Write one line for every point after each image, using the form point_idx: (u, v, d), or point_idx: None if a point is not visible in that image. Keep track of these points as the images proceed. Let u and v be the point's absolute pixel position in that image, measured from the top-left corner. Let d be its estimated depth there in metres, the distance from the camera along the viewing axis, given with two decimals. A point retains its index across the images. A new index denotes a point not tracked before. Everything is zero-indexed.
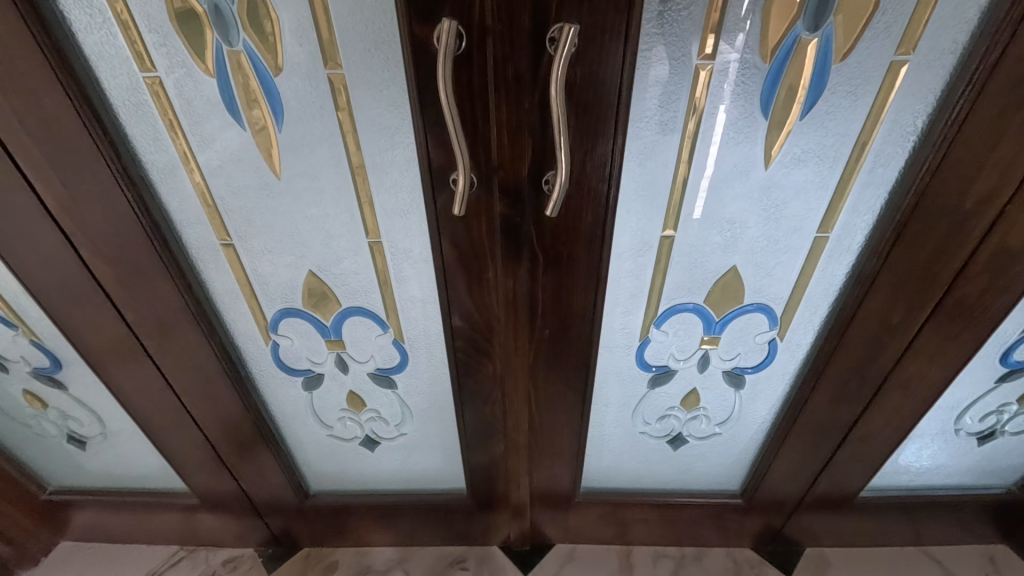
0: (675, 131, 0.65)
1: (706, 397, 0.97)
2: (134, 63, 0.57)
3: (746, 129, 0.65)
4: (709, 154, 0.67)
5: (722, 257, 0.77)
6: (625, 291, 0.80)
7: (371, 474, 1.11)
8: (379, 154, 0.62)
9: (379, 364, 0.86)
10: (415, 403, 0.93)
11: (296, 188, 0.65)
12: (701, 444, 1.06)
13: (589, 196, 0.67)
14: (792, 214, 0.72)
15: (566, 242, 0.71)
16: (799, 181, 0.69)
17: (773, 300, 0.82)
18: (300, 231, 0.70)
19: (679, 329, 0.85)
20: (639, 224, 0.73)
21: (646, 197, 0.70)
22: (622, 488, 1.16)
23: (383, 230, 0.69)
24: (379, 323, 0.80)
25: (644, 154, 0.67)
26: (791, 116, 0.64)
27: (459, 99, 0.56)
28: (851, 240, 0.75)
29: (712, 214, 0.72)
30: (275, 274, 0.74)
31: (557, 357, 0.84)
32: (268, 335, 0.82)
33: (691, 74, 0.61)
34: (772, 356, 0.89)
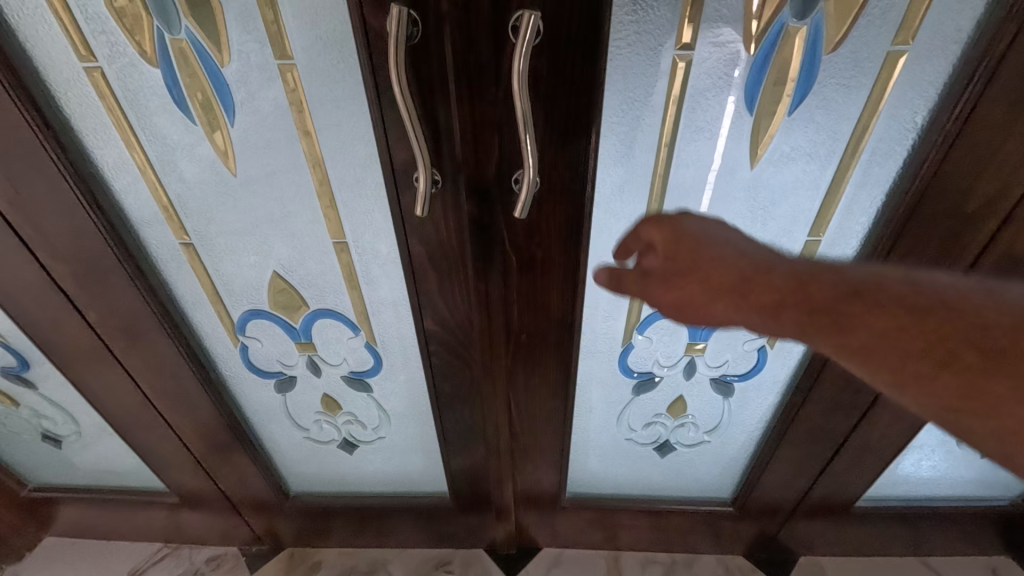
0: (654, 129, 0.61)
1: (693, 405, 0.94)
2: (72, 51, 0.53)
3: (730, 125, 0.61)
4: (690, 153, 0.63)
5: None
6: (606, 295, 0.76)
7: (352, 476, 1.08)
8: (338, 151, 0.59)
9: (352, 367, 0.83)
10: (391, 407, 0.90)
11: (253, 186, 0.62)
12: (690, 452, 1.03)
13: (564, 196, 0.63)
14: (782, 214, 0.68)
15: (541, 245, 0.67)
16: (788, 181, 0.65)
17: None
18: (261, 232, 0.67)
19: (663, 335, 0.82)
20: (618, 225, 0.69)
21: (625, 197, 0.66)
22: (609, 493, 1.13)
23: (348, 230, 0.66)
24: (350, 326, 0.77)
25: (621, 153, 0.63)
26: (779, 112, 0.60)
27: (418, 94, 0.53)
28: (846, 244, 0.70)
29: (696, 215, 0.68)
30: (238, 274, 0.71)
31: (535, 363, 0.81)
32: (236, 337, 0.79)
33: (668, 66, 0.57)
34: (762, 363, 0.86)
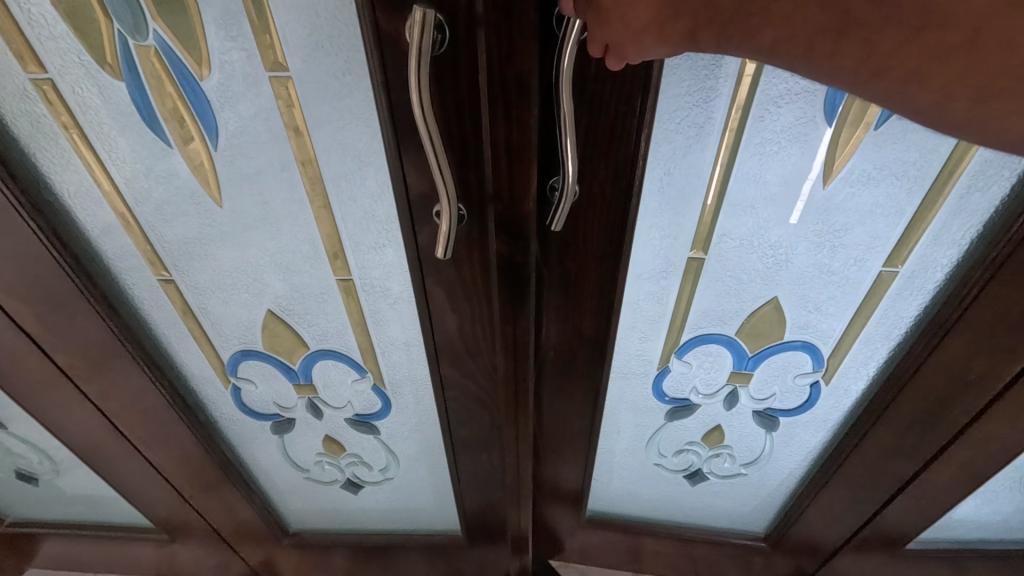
0: (711, 140, 0.53)
1: (730, 436, 0.86)
2: (15, 61, 0.43)
3: (803, 137, 0.52)
4: (757, 168, 0.55)
5: (761, 286, 0.65)
6: (643, 316, 0.68)
7: (358, 514, 1.00)
8: (344, 180, 0.49)
9: (357, 410, 0.74)
10: (402, 449, 0.82)
11: (242, 217, 0.53)
12: (723, 483, 0.96)
13: (603, 212, 0.54)
14: (853, 241, 0.60)
15: (571, 265, 0.58)
16: (867, 204, 0.57)
17: (818, 338, 0.70)
18: (254, 266, 0.57)
19: (704, 362, 0.74)
20: (662, 242, 0.61)
21: (673, 211, 0.58)
22: (635, 516, 1.06)
23: (354, 266, 0.57)
24: (355, 367, 0.68)
25: (678, 166, 0.55)
26: (865, 121, 0.51)
27: (445, 115, 0.43)
28: (925, 277, 0.62)
29: (751, 236, 0.60)
30: (227, 312, 0.62)
31: (562, 390, 0.73)
32: (227, 379, 0.70)
33: (736, 66, 0.48)
34: (813, 401, 0.78)
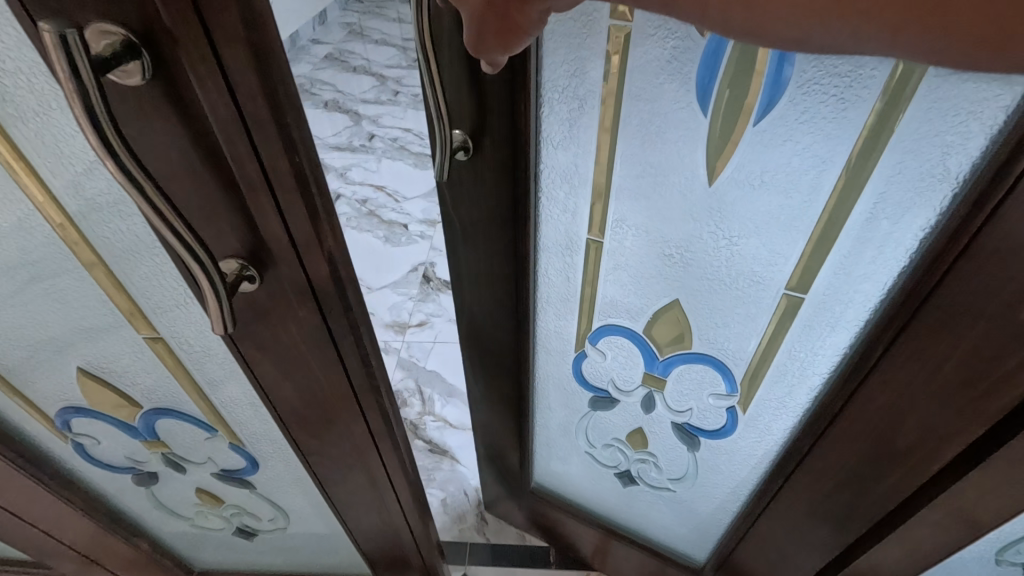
0: (592, 118, 0.60)
1: (654, 443, 0.94)
2: None
3: (683, 142, 0.58)
4: (641, 154, 0.61)
5: (665, 284, 0.71)
6: (555, 292, 0.80)
7: (264, 556, 0.92)
8: (115, 230, 0.40)
9: (222, 466, 0.65)
10: (286, 501, 0.73)
11: (11, 268, 0.44)
12: (654, 492, 1.03)
13: (500, 168, 0.66)
14: (745, 252, 0.63)
15: (484, 216, 0.72)
16: (749, 215, 0.60)
17: (730, 358, 0.74)
18: (45, 322, 0.48)
19: (618, 355, 0.83)
20: (563, 216, 0.71)
21: (568, 187, 0.68)
22: (584, 503, 1.16)
23: (160, 325, 0.47)
24: (203, 426, 0.59)
25: (568, 139, 0.63)
26: (742, 119, 0.54)
27: (195, 156, 0.33)
28: (840, 310, 0.62)
29: (646, 230, 0.67)
30: (34, 369, 0.53)
31: (490, 324, 0.87)
32: (64, 435, 0.61)
33: (602, 48, 0.55)
34: (732, 425, 0.82)
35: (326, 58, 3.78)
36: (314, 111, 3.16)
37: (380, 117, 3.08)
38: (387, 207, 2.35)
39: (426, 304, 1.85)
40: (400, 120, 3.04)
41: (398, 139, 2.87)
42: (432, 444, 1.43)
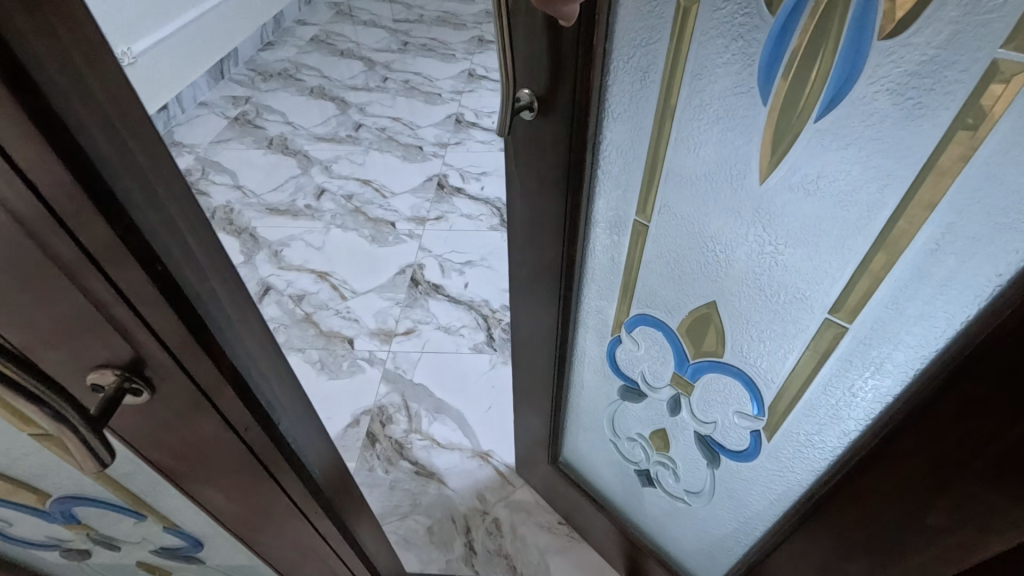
0: (653, 90, 0.59)
1: (676, 448, 0.89)
2: None
3: (740, 127, 0.55)
4: (695, 138, 0.59)
5: (705, 282, 0.67)
6: (601, 271, 0.80)
7: None
8: None
9: (161, 544, 0.58)
10: (234, 565, 0.67)
11: None
12: (671, 501, 0.98)
13: (557, 132, 0.66)
14: (794, 258, 0.58)
15: (540, 181, 0.73)
16: (801, 218, 0.55)
17: (761, 375, 0.69)
18: None
19: (650, 347, 0.81)
20: (615, 190, 0.70)
21: (623, 163, 0.67)
22: (604, 493, 1.13)
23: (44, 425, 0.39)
24: (132, 512, 0.51)
25: (628, 111, 0.63)
26: (803, 111, 0.49)
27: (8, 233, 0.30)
28: (885, 350, 0.54)
29: (692, 219, 0.64)
30: None
31: (534, 288, 0.88)
32: None
33: (672, 9, 0.53)
34: (756, 453, 0.76)
35: (313, 41, 3.61)
36: (298, 99, 3.02)
37: (368, 105, 2.94)
38: (375, 204, 2.24)
39: (414, 310, 1.76)
40: (390, 109, 2.91)
41: (387, 129, 2.73)
42: (419, 466, 1.35)
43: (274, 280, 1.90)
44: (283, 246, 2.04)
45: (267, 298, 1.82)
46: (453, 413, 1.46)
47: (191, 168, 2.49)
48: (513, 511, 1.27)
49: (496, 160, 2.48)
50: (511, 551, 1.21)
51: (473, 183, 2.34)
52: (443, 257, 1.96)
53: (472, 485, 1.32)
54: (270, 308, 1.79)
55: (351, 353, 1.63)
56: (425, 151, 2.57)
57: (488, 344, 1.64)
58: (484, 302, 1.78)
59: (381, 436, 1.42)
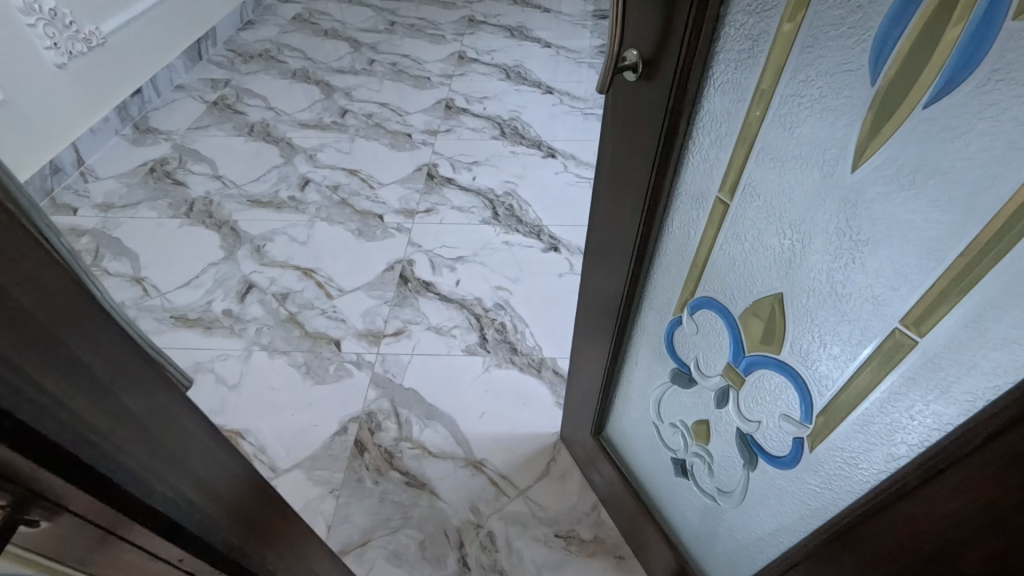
0: (759, 60, 0.55)
1: (715, 443, 0.86)
2: None
3: (841, 107, 0.50)
4: (792, 116, 0.55)
5: (777, 271, 0.64)
6: (675, 248, 0.78)
7: None
8: None
9: None
10: None
11: None
12: (699, 495, 0.95)
13: (653, 94, 0.65)
14: (876, 260, 0.52)
15: (630, 142, 0.73)
16: (889, 215, 0.50)
17: (813, 379, 0.64)
18: None
19: (706, 332, 0.77)
20: (702, 165, 0.68)
21: (714, 137, 0.64)
22: (638, 475, 1.12)
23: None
24: None
25: (731, 82, 0.59)
26: (910, 96, 0.44)
27: None
28: (955, 374, 0.49)
29: (774, 201, 0.60)
30: None
31: (607, 252, 0.89)
32: None
33: None
34: (794, 463, 0.71)
35: (295, 20, 3.45)
36: (280, 82, 2.88)
37: (354, 89, 2.82)
38: (362, 195, 2.14)
39: (403, 309, 1.69)
40: (377, 93, 2.79)
41: (374, 115, 2.62)
42: (409, 477, 1.30)
43: (257, 277, 1.81)
44: (266, 241, 1.95)
45: (249, 297, 1.74)
46: (445, 420, 1.41)
47: (168, 157, 2.37)
48: (507, 524, 1.23)
49: (487, 149, 2.38)
50: (507, 567, 1.17)
51: (465, 173, 2.25)
52: (434, 252, 1.89)
53: (465, 497, 1.27)
54: (253, 308, 1.71)
55: (338, 356, 1.56)
56: (414, 139, 2.47)
57: (481, 346, 1.58)
58: (477, 301, 1.72)
59: (370, 444, 1.36)
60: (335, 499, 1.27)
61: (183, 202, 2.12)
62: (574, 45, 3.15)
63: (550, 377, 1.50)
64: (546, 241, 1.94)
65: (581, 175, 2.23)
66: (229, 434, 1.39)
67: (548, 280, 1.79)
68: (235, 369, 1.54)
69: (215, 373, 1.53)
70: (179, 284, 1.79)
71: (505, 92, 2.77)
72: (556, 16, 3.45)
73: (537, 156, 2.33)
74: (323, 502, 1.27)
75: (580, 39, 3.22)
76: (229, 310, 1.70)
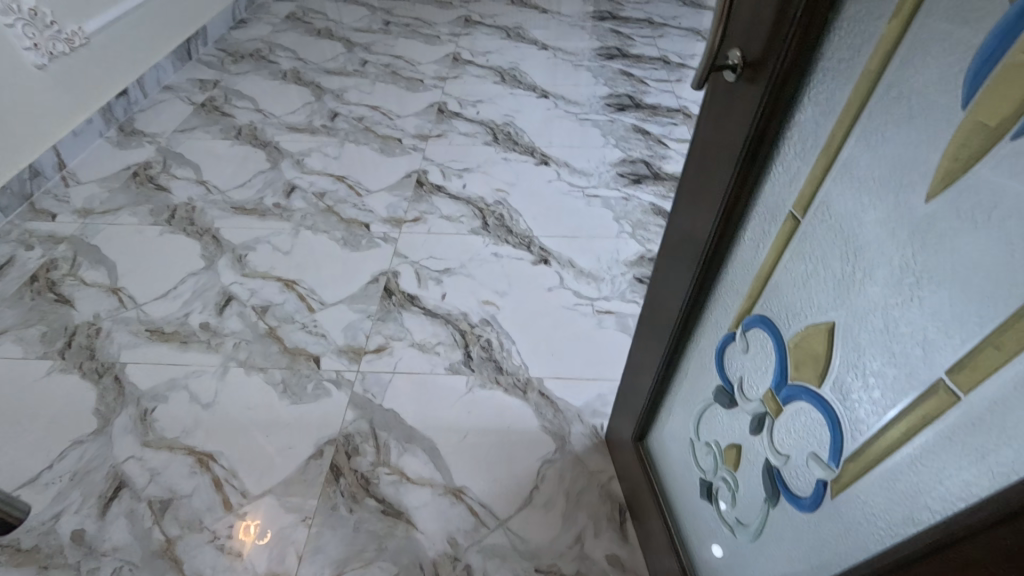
0: (856, 72, 0.53)
1: (742, 472, 0.82)
2: None
3: (929, 129, 0.47)
4: (878, 136, 0.52)
5: (833, 298, 0.60)
6: (743, 259, 0.76)
7: None
8: None
9: None
10: None
11: None
12: (718, 522, 0.92)
13: (744, 97, 0.63)
14: (932, 303, 0.48)
15: (717, 145, 0.71)
16: (955, 252, 0.46)
17: (847, 421, 0.59)
18: None
19: (757, 353, 0.74)
20: (783, 175, 0.66)
21: (801, 148, 0.62)
22: (668, 491, 1.10)
23: None
24: None
25: (826, 92, 0.57)
26: (1000, 125, 0.41)
27: None
28: (992, 442, 0.43)
29: (844, 222, 0.58)
30: None
31: (676, 254, 0.88)
32: None
33: None
34: (812, 507, 0.66)
35: (288, 18, 3.39)
36: (270, 83, 2.83)
37: (345, 91, 2.76)
38: (348, 202, 2.09)
39: (386, 324, 1.64)
40: (368, 96, 2.73)
41: (364, 119, 2.57)
42: (386, 505, 1.25)
43: (237, 289, 1.75)
44: (248, 250, 1.89)
45: (228, 310, 1.68)
46: (425, 443, 1.35)
47: (151, 160, 2.32)
48: (486, 557, 1.18)
49: (479, 155, 2.33)
50: None
51: (455, 180, 2.19)
52: (421, 263, 1.83)
53: (443, 527, 1.22)
54: (231, 321, 1.65)
55: (317, 374, 1.51)
56: (404, 144, 2.41)
57: (465, 364, 1.53)
58: (463, 316, 1.66)
59: (345, 469, 1.31)
60: (307, 527, 1.22)
61: (164, 209, 2.07)
62: (572, 47, 3.09)
63: (535, 399, 1.45)
64: (536, 252, 1.88)
65: (574, 184, 2.17)
66: (201, 457, 1.34)
67: (537, 293, 1.73)
68: (210, 388, 1.48)
69: (190, 390, 1.48)
70: (156, 296, 1.74)
71: (499, 95, 2.71)
72: (554, 17, 3.39)
73: (530, 163, 2.28)
74: (295, 530, 1.22)
75: (578, 41, 3.15)
76: (207, 324, 1.65)
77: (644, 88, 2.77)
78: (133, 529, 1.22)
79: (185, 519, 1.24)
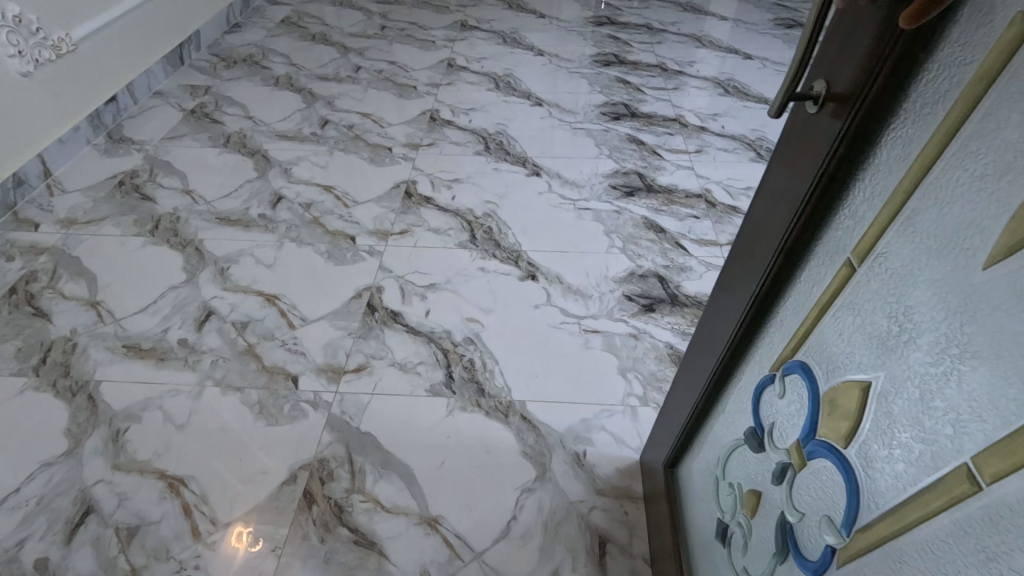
0: (936, 117, 0.48)
1: (758, 521, 0.77)
2: None
3: (1004, 191, 0.43)
4: (951, 191, 0.48)
5: (874, 358, 0.55)
6: (795, 301, 0.70)
7: None
8: None
9: None
10: None
11: None
12: (727, 564, 0.88)
13: (818, 131, 0.58)
14: (972, 380, 0.44)
15: (783, 178, 0.66)
16: (1005, 330, 0.42)
17: (866, 490, 0.54)
18: None
19: (793, 400, 0.68)
20: (847, 218, 0.60)
21: (871, 191, 0.57)
22: (688, 524, 1.05)
23: None
24: None
25: (904, 135, 0.52)
26: None
27: None
28: (1010, 544, 0.40)
29: (899, 277, 0.53)
30: None
31: (731, 286, 0.82)
32: None
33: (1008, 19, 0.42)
34: (817, 572, 0.62)
35: (283, 23, 3.37)
36: (262, 89, 2.80)
37: (336, 98, 2.73)
38: (334, 214, 2.05)
39: (367, 342, 1.60)
40: (359, 103, 2.70)
41: (354, 126, 2.53)
42: (358, 535, 1.21)
43: (217, 303, 1.72)
44: (230, 263, 1.86)
45: (207, 326, 1.65)
46: (401, 469, 1.32)
47: (138, 169, 2.29)
48: None
49: (470, 165, 2.29)
50: None
51: (444, 191, 2.15)
52: (406, 278, 1.80)
53: (417, 559, 1.18)
54: (209, 338, 1.62)
55: (294, 395, 1.47)
56: (393, 153, 2.37)
57: (447, 386, 1.49)
58: (446, 334, 1.62)
59: (319, 496, 1.27)
60: (276, 558, 1.18)
61: (148, 219, 2.04)
62: (569, 54, 3.04)
63: (517, 423, 1.41)
64: (524, 268, 1.84)
65: (565, 196, 2.13)
66: (172, 482, 1.31)
67: (524, 311, 1.69)
68: (184, 408, 1.45)
69: (164, 410, 1.44)
70: (134, 310, 1.70)
71: (492, 103, 2.67)
72: (551, 22, 3.34)
73: (521, 174, 2.24)
74: (264, 561, 1.18)
75: (574, 48, 3.11)
76: (185, 340, 1.61)
77: (641, 97, 2.72)
78: (98, 557, 1.19)
79: (152, 548, 1.21)
